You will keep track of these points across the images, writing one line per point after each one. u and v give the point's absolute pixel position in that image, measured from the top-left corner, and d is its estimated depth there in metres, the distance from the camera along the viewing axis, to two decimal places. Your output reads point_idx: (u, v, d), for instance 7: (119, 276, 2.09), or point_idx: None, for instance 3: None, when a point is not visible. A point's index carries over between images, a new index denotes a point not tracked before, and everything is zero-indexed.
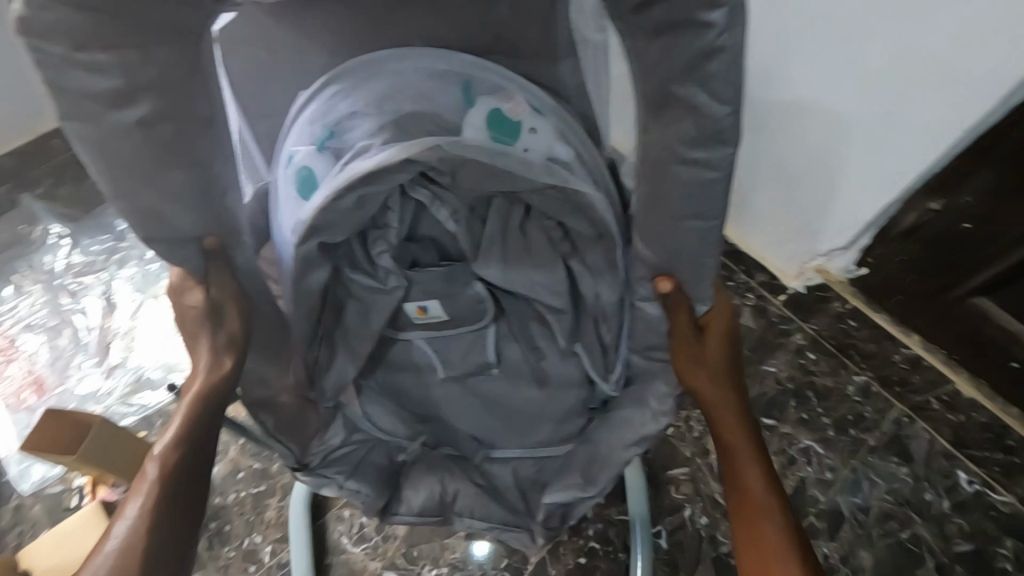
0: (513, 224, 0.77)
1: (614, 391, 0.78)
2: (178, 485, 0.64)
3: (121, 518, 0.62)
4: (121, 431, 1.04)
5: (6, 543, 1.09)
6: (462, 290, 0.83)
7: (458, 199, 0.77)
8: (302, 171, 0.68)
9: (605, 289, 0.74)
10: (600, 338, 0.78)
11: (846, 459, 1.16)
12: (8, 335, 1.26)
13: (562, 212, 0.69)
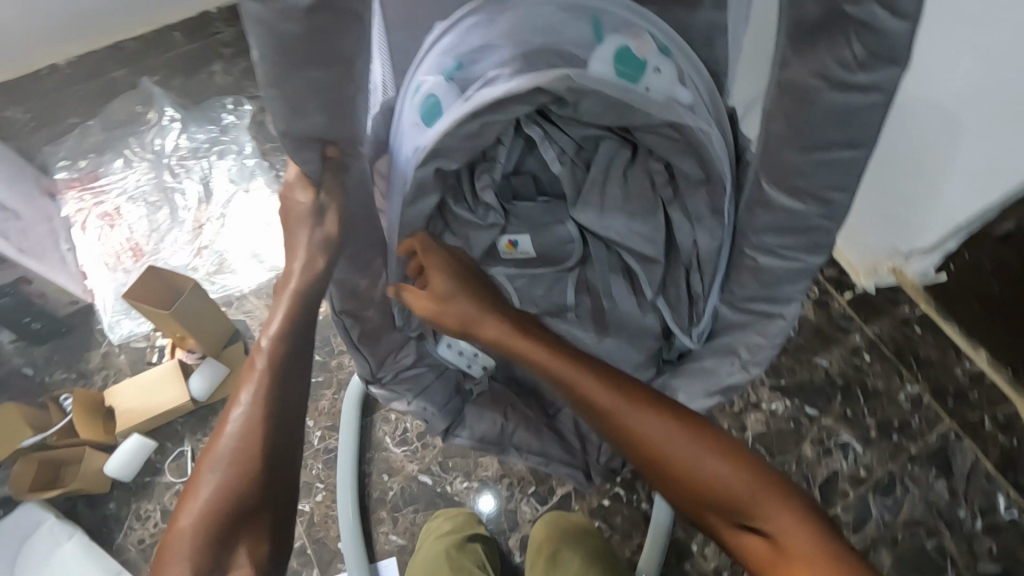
0: (616, 165, 0.72)
1: (694, 344, 0.74)
2: (284, 374, 0.65)
3: (240, 398, 0.64)
4: (211, 300, 1.14)
5: (93, 383, 1.20)
6: (554, 227, 0.78)
7: (569, 138, 0.72)
8: (427, 99, 0.67)
9: (704, 238, 0.68)
10: (689, 289, 0.74)
11: (885, 462, 1.16)
12: (114, 202, 1.37)
13: (677, 157, 0.66)
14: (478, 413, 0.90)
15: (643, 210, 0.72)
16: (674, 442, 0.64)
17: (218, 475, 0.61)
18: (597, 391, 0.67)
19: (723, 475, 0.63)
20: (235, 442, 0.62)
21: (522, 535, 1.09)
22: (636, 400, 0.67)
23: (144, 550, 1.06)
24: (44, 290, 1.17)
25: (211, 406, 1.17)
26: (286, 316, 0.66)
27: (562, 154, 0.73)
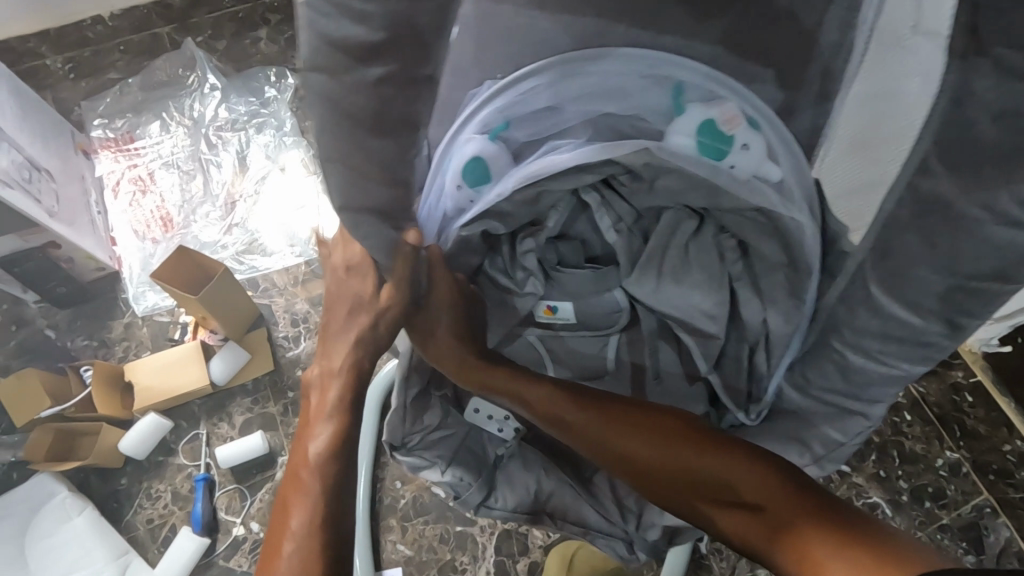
0: (679, 240, 0.67)
1: (752, 424, 0.68)
2: (338, 457, 0.70)
3: (303, 489, 0.68)
4: (239, 286, 1.11)
5: (114, 352, 1.19)
6: (606, 290, 0.76)
7: (627, 208, 0.68)
8: (473, 159, 0.61)
9: (777, 319, 0.63)
10: (748, 379, 0.69)
11: (913, 529, 1.11)
12: (148, 167, 1.34)
13: (755, 237, 0.60)
14: (513, 477, 0.83)
15: (706, 285, 0.68)
16: (685, 467, 0.64)
17: (290, 566, 0.64)
18: (598, 432, 0.69)
19: (743, 475, 0.61)
20: (302, 532, 0.66)
21: (531, 560, 1.06)
22: (637, 430, 0.68)
23: (152, 531, 1.05)
24: (72, 257, 1.14)
25: (229, 390, 1.16)
26: (333, 426, 0.71)
27: (618, 222, 0.68)
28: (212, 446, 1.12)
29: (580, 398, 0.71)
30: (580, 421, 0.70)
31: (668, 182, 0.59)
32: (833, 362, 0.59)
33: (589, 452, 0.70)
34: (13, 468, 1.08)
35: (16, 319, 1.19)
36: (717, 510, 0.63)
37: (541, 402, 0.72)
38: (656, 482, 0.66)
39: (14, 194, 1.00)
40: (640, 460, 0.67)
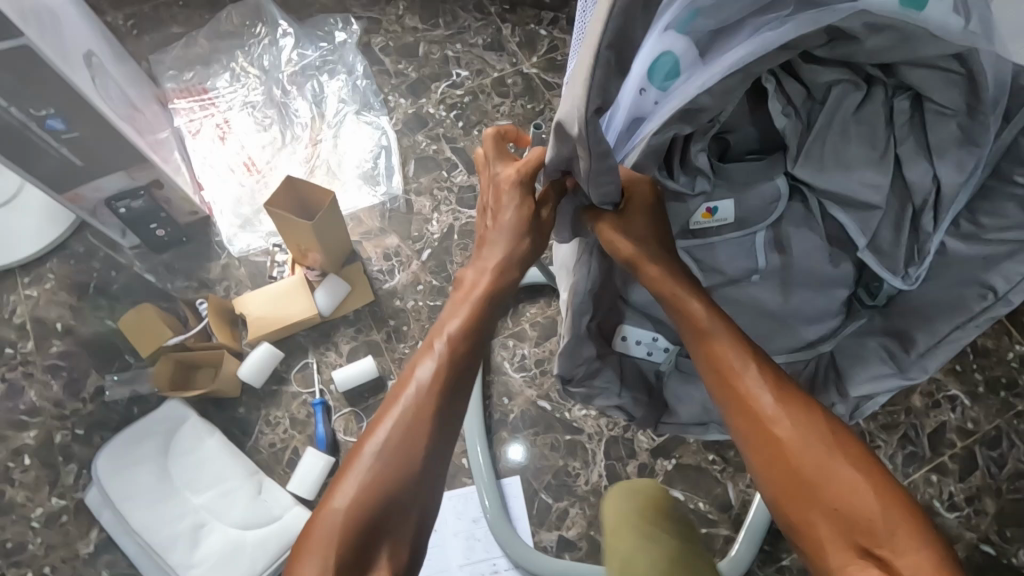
0: (848, 113, 0.74)
1: (909, 287, 0.73)
2: (453, 365, 0.73)
3: (411, 379, 0.72)
4: (342, 218, 1.14)
5: (215, 292, 1.22)
6: (761, 183, 0.81)
7: (799, 91, 0.76)
8: (664, 57, 0.63)
9: (948, 169, 0.68)
10: (909, 242, 0.74)
11: (992, 416, 1.18)
12: (225, 115, 1.35)
13: (936, 90, 0.66)
14: (678, 391, 0.88)
15: (869, 158, 0.75)
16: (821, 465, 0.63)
17: (374, 463, 0.66)
18: (754, 392, 0.68)
19: (875, 510, 0.59)
20: (402, 420, 0.69)
21: (640, 463, 1.11)
22: (800, 415, 0.66)
23: (275, 454, 1.09)
24: (171, 197, 1.16)
25: (333, 321, 1.19)
26: (470, 316, 0.77)
27: (788, 105, 0.76)
28: (323, 374, 1.15)
29: (760, 364, 0.70)
30: (746, 376, 0.69)
31: (873, 44, 0.64)
32: (1011, 198, 0.66)
33: (714, 388, 0.71)
34: (132, 403, 1.11)
35: (115, 264, 1.21)
36: (824, 517, 0.61)
37: (714, 352, 0.71)
38: (787, 455, 0.64)
39: (126, 129, 1.02)
40: (785, 438, 0.65)
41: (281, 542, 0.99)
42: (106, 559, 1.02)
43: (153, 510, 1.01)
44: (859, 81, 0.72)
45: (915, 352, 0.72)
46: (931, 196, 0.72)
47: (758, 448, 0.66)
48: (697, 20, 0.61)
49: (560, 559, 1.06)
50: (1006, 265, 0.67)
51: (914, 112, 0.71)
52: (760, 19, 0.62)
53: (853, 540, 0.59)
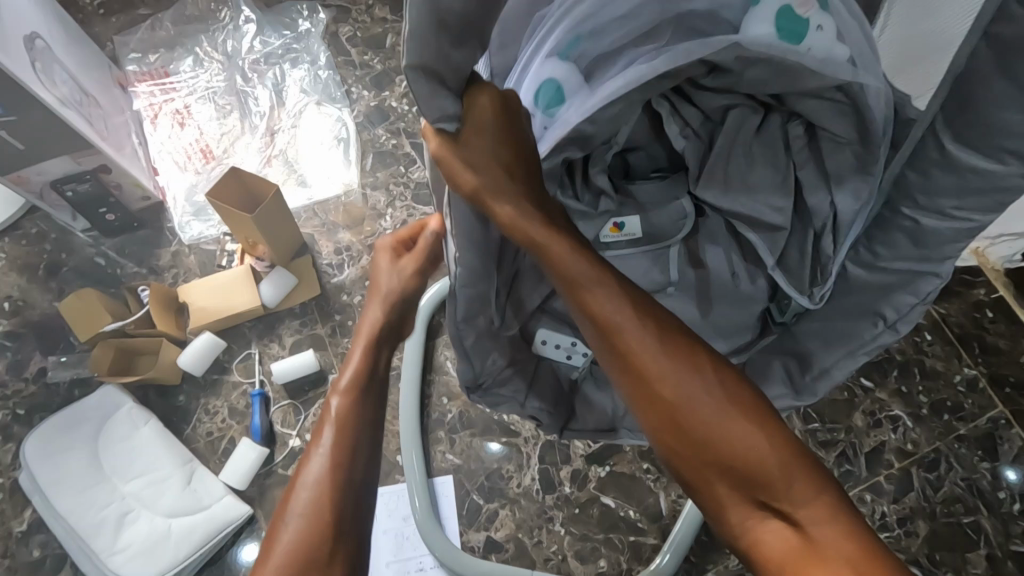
0: (745, 135, 0.78)
1: (813, 306, 0.74)
2: (354, 428, 0.75)
3: (310, 459, 0.72)
4: (289, 211, 1.14)
5: (163, 279, 1.22)
6: (670, 201, 0.85)
7: (694, 115, 0.80)
8: (546, 82, 0.65)
9: (846, 197, 0.71)
10: (810, 263, 0.77)
11: (932, 438, 1.17)
12: (185, 101, 1.35)
13: (828, 119, 0.70)
14: (589, 398, 0.92)
15: (772, 180, 0.78)
16: (715, 423, 0.60)
17: (297, 523, 0.68)
18: (637, 346, 0.62)
19: (768, 455, 0.58)
20: (313, 491, 0.69)
21: (573, 468, 1.12)
22: (691, 367, 0.62)
23: (212, 443, 1.10)
24: (121, 182, 1.16)
25: (278, 313, 1.19)
26: (362, 365, 0.80)
27: (686, 127, 0.80)
28: (265, 365, 1.16)
29: (640, 312, 0.63)
30: (628, 328, 0.62)
31: (755, 74, 0.66)
32: (902, 230, 0.66)
33: (604, 346, 0.64)
34: (74, 386, 1.12)
35: (66, 247, 1.22)
36: (715, 472, 0.60)
37: (591, 303, 0.63)
38: (679, 417, 0.60)
39: (71, 115, 1.03)
40: (672, 396, 0.61)
41: (206, 532, 1.00)
42: (37, 539, 1.03)
43: (81, 494, 1.02)
44: (756, 108, 0.77)
45: (812, 374, 0.74)
46: (829, 223, 0.74)
47: (644, 410, 0.62)
48: (576, 52, 0.65)
49: (486, 560, 1.06)
50: (895, 296, 0.69)
51: (809, 139, 0.75)
52: (637, 52, 0.66)
53: (746, 489, 0.59)
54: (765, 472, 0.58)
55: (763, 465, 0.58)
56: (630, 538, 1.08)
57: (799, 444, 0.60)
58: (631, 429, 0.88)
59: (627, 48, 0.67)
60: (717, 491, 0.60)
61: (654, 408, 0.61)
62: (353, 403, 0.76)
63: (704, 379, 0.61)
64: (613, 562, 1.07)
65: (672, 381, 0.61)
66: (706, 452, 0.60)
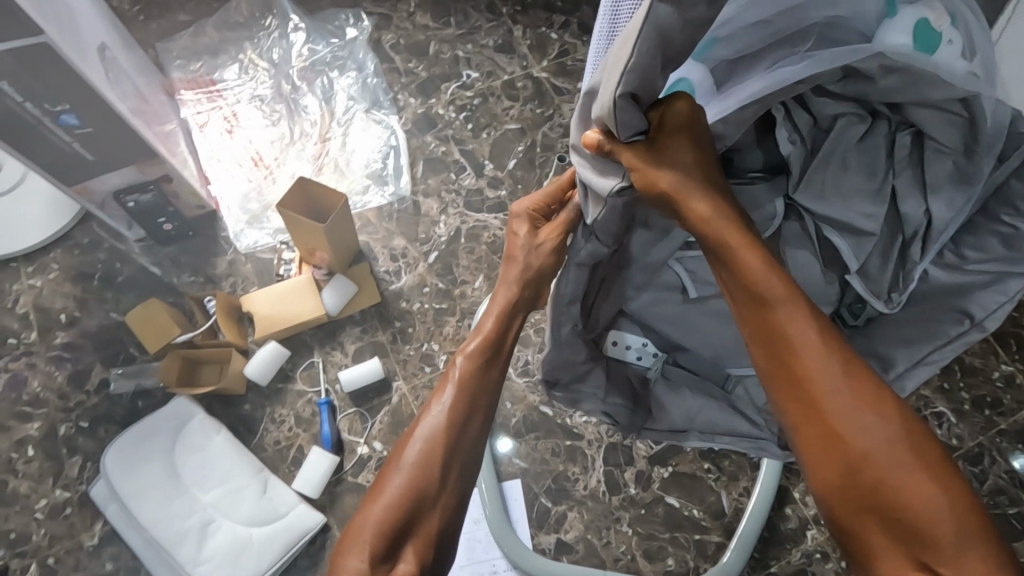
0: (852, 141, 0.79)
1: (891, 310, 0.78)
2: (473, 394, 0.78)
3: (433, 406, 0.76)
4: (353, 219, 1.15)
5: (220, 288, 1.22)
6: (766, 202, 0.83)
7: (807, 118, 0.80)
8: (681, 81, 0.69)
9: (940, 205, 0.74)
10: (887, 269, 0.80)
11: (975, 433, 1.22)
12: (233, 108, 1.35)
13: (937, 129, 0.73)
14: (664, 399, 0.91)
15: (867, 188, 0.80)
16: (894, 468, 0.56)
17: (401, 479, 0.70)
18: (818, 373, 0.59)
19: (948, 525, 0.54)
20: (420, 453, 0.72)
21: (637, 469, 1.14)
22: (874, 407, 0.58)
23: (280, 452, 1.10)
24: (180, 192, 1.16)
25: (338, 321, 1.20)
26: (481, 349, 0.82)
27: (795, 132, 0.81)
28: (328, 373, 1.16)
29: (829, 342, 0.60)
30: (810, 355, 0.59)
31: (887, 84, 0.71)
32: (993, 234, 0.73)
33: (786, 374, 0.61)
34: (137, 397, 1.12)
35: (121, 257, 1.21)
36: (875, 520, 0.57)
37: (772, 322, 0.61)
38: (851, 453, 0.57)
39: (139, 125, 1.02)
40: (846, 432, 0.58)
41: (287, 540, 1.01)
42: (110, 552, 1.03)
43: (163, 505, 1.02)
44: (863, 116, 0.79)
45: (895, 373, 0.77)
46: (923, 230, 0.77)
47: (813, 436, 0.59)
48: (713, 54, 0.69)
49: (558, 561, 1.09)
50: (982, 295, 0.73)
51: (914, 148, 0.78)
52: (774, 55, 0.70)
53: (913, 547, 0.55)
54: (943, 541, 0.54)
55: (944, 533, 0.54)
56: (695, 536, 1.11)
57: (993, 528, 0.55)
58: (703, 432, 0.90)
59: (764, 51, 0.70)
60: (874, 542, 0.57)
61: (822, 437, 0.59)
62: (479, 365, 0.80)
63: (896, 427, 0.57)
64: (680, 560, 1.10)
65: (860, 422, 0.57)
66: (874, 498, 0.56)
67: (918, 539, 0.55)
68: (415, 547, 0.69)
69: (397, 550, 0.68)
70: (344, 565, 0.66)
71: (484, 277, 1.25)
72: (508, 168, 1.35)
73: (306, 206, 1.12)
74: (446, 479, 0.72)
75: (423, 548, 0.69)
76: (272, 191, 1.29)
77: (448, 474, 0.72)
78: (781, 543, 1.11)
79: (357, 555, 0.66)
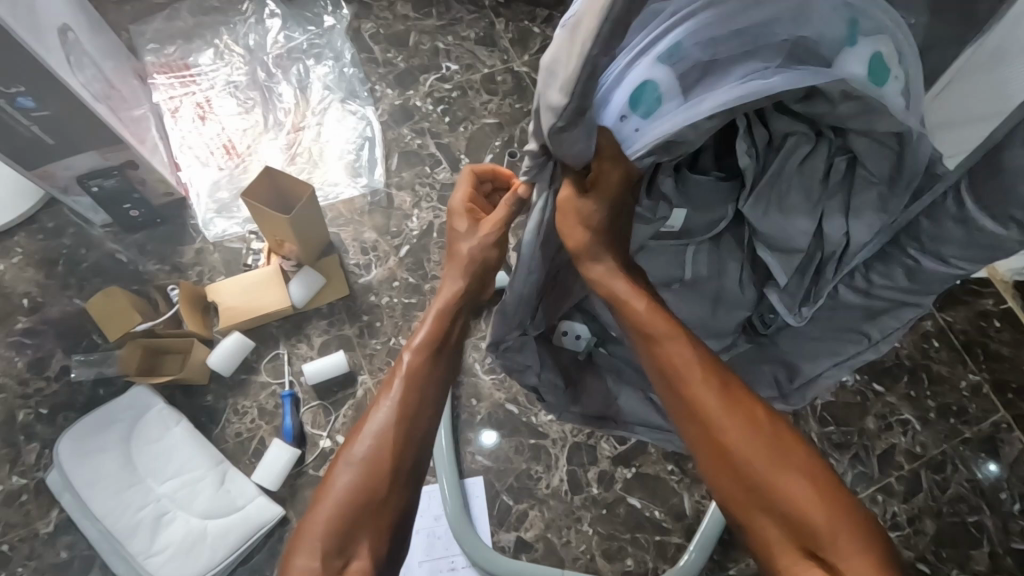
0: (794, 160, 0.75)
1: (795, 322, 0.80)
2: (423, 388, 0.77)
3: (381, 403, 0.75)
4: (321, 211, 1.14)
5: (187, 277, 1.20)
6: (716, 205, 0.83)
7: (762, 132, 0.76)
8: (651, 84, 0.59)
9: (860, 229, 0.73)
10: (807, 284, 0.80)
11: (939, 441, 1.22)
12: (206, 94, 1.33)
13: (868, 158, 0.70)
14: (589, 385, 0.90)
15: (804, 206, 0.76)
16: (765, 466, 0.62)
17: (354, 469, 0.70)
18: (708, 397, 0.65)
19: (819, 512, 0.60)
20: (372, 442, 0.72)
21: (601, 470, 1.14)
22: (753, 420, 0.64)
23: (241, 443, 1.10)
24: (145, 178, 1.14)
25: (305, 313, 1.19)
26: (430, 333, 0.81)
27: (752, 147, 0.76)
28: (294, 365, 1.15)
29: (708, 368, 0.67)
30: (699, 388, 0.65)
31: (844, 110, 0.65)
32: (900, 264, 0.73)
33: (675, 395, 0.67)
34: (98, 384, 1.11)
35: (85, 242, 1.19)
36: (761, 510, 0.62)
37: (664, 358, 0.67)
38: (740, 465, 0.63)
39: (100, 110, 1.01)
40: (732, 443, 0.63)
41: (243, 532, 1.01)
42: (65, 541, 1.02)
43: (117, 495, 1.02)
44: (810, 136, 0.73)
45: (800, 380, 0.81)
46: (841, 251, 0.76)
47: (705, 450, 0.65)
48: (682, 53, 0.58)
49: (517, 559, 1.09)
50: (882, 319, 0.77)
51: (847, 176, 0.74)
52: (747, 66, 0.60)
53: (797, 538, 0.60)
54: (817, 526, 0.59)
55: (814, 522, 0.60)
56: (656, 537, 1.11)
57: (861, 509, 0.61)
58: (620, 421, 0.89)
59: (735, 61, 0.61)
60: (765, 532, 0.62)
61: (716, 450, 0.64)
62: (426, 361, 0.79)
63: (772, 423, 0.65)
64: (639, 560, 1.10)
65: (739, 427, 0.64)
66: (762, 498, 0.62)
67: (800, 530, 0.60)
68: (369, 541, 0.69)
69: (350, 546, 0.68)
70: (292, 566, 0.66)
71: None
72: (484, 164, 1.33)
73: (273, 196, 1.11)
74: (397, 471, 0.71)
75: (374, 543, 0.69)
76: (244, 179, 1.27)
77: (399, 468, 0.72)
78: (742, 546, 1.12)
79: (306, 556, 0.66)
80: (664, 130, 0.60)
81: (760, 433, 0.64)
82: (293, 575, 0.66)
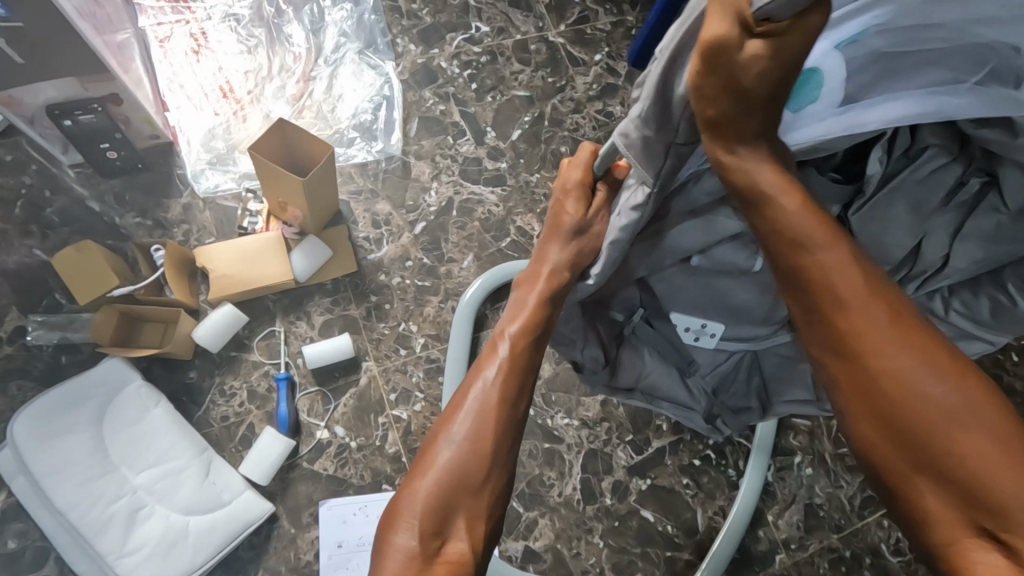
0: (918, 173, 0.62)
1: None
2: (524, 370, 0.70)
3: (480, 380, 0.68)
4: (336, 177, 1.00)
5: (171, 235, 1.05)
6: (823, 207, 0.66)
7: (904, 135, 0.61)
8: (818, 72, 0.53)
9: (961, 255, 0.63)
10: None
11: None
12: (201, 25, 1.16)
13: (1007, 185, 0.58)
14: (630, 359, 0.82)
15: (910, 223, 0.64)
16: (937, 415, 0.47)
17: (454, 446, 0.63)
18: (861, 323, 0.50)
19: (1004, 476, 0.45)
20: (473, 420, 0.65)
21: (615, 480, 1.09)
22: (926, 355, 0.48)
23: (227, 429, 0.98)
24: (130, 116, 0.98)
25: (307, 288, 1.06)
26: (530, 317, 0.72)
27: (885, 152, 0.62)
28: (290, 346, 1.03)
29: (866, 287, 0.50)
30: (853, 307, 0.50)
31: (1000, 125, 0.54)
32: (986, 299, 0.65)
33: (820, 318, 0.52)
34: (60, 351, 0.96)
35: (51, 184, 1.03)
36: (922, 477, 0.47)
37: (815, 275, 0.51)
38: (896, 416, 0.48)
39: (84, 26, 0.85)
40: (889, 382, 0.48)
41: (228, 532, 0.90)
42: (15, 528, 0.89)
43: (85, 485, 0.89)
44: (950, 150, 0.61)
45: None
46: (931, 271, 0.66)
47: (850, 392, 0.50)
48: (868, 45, 0.50)
49: (524, 570, 1.03)
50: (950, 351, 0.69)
51: (973, 200, 0.63)
52: (933, 70, 0.51)
53: (968, 510, 0.45)
54: (1003, 496, 0.44)
55: (995, 492, 0.45)
56: (666, 552, 1.07)
57: None
58: (647, 394, 0.84)
59: (928, 63, 0.50)
60: (925, 499, 0.47)
61: (863, 391, 0.50)
62: (528, 346, 0.71)
63: (946, 358, 0.48)
64: None
65: (895, 357, 0.49)
66: (922, 459, 0.47)
67: (977, 502, 0.45)
68: (464, 521, 0.61)
69: (447, 526, 0.60)
70: (390, 541, 0.59)
71: (474, 256, 1.12)
72: (511, 139, 1.20)
73: (283, 155, 0.99)
74: (501, 451, 0.64)
75: (472, 523, 0.61)
76: (241, 130, 1.12)
77: (498, 449, 0.65)
78: (750, 566, 1.10)
79: (404, 531, 0.59)
80: (808, 134, 0.55)
81: (927, 374, 0.48)
82: (392, 549, 0.58)
